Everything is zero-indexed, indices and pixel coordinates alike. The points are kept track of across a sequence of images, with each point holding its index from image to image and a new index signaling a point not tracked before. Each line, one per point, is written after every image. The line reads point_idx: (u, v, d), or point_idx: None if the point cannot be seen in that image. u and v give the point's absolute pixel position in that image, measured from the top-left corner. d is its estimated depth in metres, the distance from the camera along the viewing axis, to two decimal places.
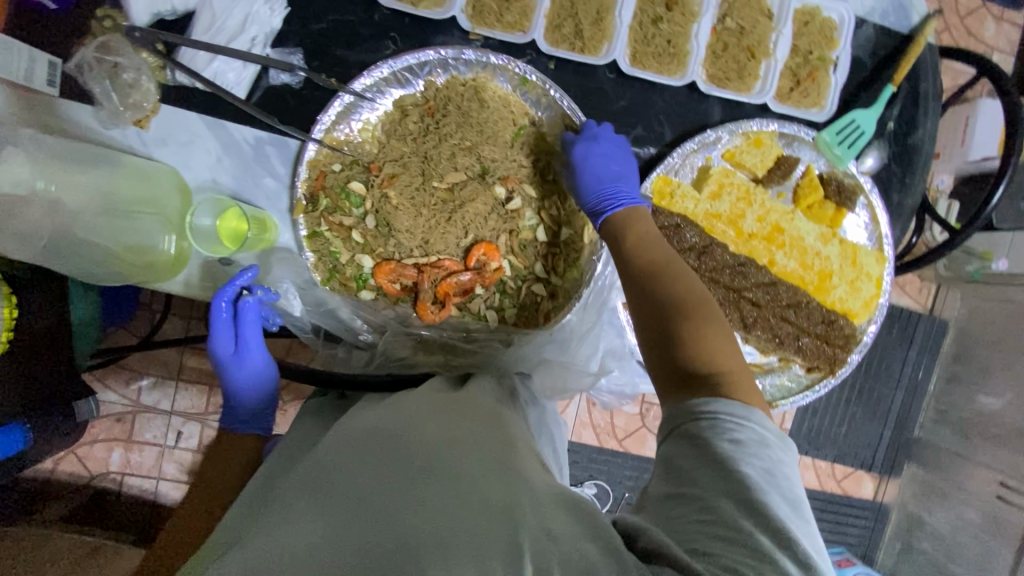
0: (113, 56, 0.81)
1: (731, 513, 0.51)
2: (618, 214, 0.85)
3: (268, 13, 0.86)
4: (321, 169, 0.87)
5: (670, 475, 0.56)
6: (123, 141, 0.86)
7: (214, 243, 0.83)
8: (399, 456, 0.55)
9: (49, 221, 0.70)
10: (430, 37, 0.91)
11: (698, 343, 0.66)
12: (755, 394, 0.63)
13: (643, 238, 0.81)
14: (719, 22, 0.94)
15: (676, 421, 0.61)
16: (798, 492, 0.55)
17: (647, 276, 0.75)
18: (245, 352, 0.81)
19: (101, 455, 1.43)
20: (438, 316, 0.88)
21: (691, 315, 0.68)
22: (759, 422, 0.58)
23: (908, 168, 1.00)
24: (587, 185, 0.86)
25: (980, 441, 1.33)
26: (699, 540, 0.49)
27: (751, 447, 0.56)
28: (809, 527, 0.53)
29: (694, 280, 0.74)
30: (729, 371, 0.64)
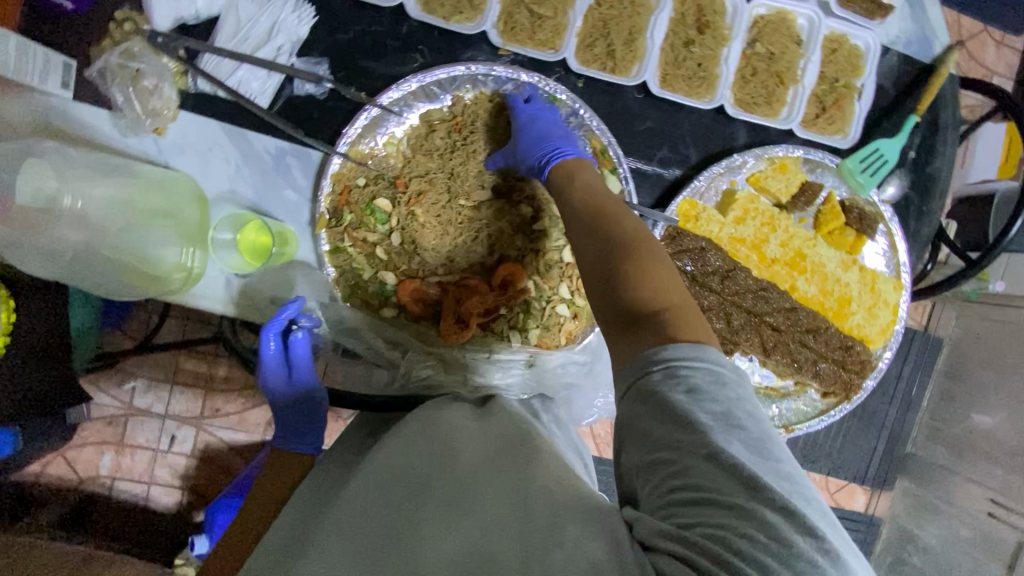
0: (135, 62, 0.79)
1: (700, 472, 0.47)
2: (557, 175, 0.81)
3: (295, 22, 0.84)
4: (345, 184, 0.86)
5: (635, 439, 0.52)
6: (140, 149, 0.84)
7: (236, 258, 0.82)
8: (415, 487, 0.58)
9: (71, 234, 0.68)
10: (459, 51, 0.89)
11: (633, 281, 0.59)
12: (704, 325, 0.56)
13: (586, 191, 0.75)
14: (749, 46, 0.94)
15: (630, 377, 0.54)
16: (767, 429, 0.50)
17: (587, 225, 0.69)
18: (300, 380, 0.82)
19: (90, 458, 1.39)
20: (461, 336, 0.84)
21: (629, 252, 0.62)
22: (712, 359, 0.52)
23: (926, 197, 1.01)
24: (523, 145, 0.83)
25: (972, 459, 1.31)
26: (680, 511, 0.46)
27: (707, 391, 0.50)
28: (784, 463, 0.49)
29: (633, 217, 0.68)
30: (672, 304, 0.57)
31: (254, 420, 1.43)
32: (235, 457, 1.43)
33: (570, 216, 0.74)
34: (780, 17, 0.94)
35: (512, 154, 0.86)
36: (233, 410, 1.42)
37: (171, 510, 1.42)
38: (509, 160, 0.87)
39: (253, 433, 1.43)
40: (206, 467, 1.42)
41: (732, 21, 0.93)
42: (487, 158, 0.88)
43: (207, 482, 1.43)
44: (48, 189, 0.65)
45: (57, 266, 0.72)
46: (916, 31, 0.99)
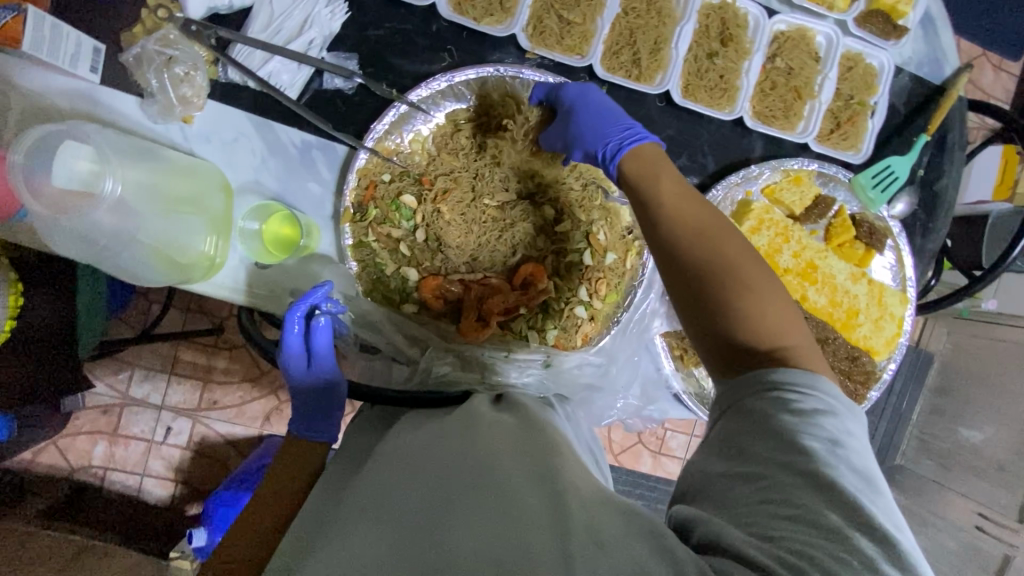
0: (170, 49, 0.80)
1: (794, 488, 0.50)
2: (632, 162, 0.76)
3: (328, 16, 0.85)
4: (371, 179, 0.86)
5: (729, 451, 0.56)
6: (165, 136, 0.83)
7: (258, 247, 0.82)
8: (445, 474, 0.56)
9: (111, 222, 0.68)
10: (487, 53, 0.90)
11: (755, 323, 0.60)
12: (814, 351, 0.61)
13: (678, 192, 0.70)
14: (769, 61, 0.98)
15: (737, 396, 0.60)
16: (872, 466, 0.53)
17: (683, 235, 0.66)
18: (319, 369, 0.79)
19: (84, 448, 1.37)
20: (481, 334, 0.85)
21: (749, 288, 0.61)
22: (823, 392, 0.56)
23: (931, 213, 1.04)
24: (587, 141, 0.80)
25: (959, 472, 1.32)
26: (760, 523, 0.49)
27: (815, 418, 0.54)
28: (883, 498, 0.51)
29: (737, 235, 0.65)
30: (797, 344, 0.60)
31: (253, 413, 1.41)
32: (230, 450, 1.41)
33: (651, 208, 0.70)
34: (800, 34, 0.97)
35: (575, 146, 0.83)
36: (231, 402, 1.40)
37: (162, 502, 1.40)
38: (562, 142, 0.86)
39: (249, 426, 1.41)
40: (200, 460, 1.40)
41: (754, 35, 0.96)
42: (542, 135, 0.89)
43: (202, 476, 1.41)
44: (84, 171, 0.65)
45: (89, 250, 0.72)
46: (928, 53, 1.02)
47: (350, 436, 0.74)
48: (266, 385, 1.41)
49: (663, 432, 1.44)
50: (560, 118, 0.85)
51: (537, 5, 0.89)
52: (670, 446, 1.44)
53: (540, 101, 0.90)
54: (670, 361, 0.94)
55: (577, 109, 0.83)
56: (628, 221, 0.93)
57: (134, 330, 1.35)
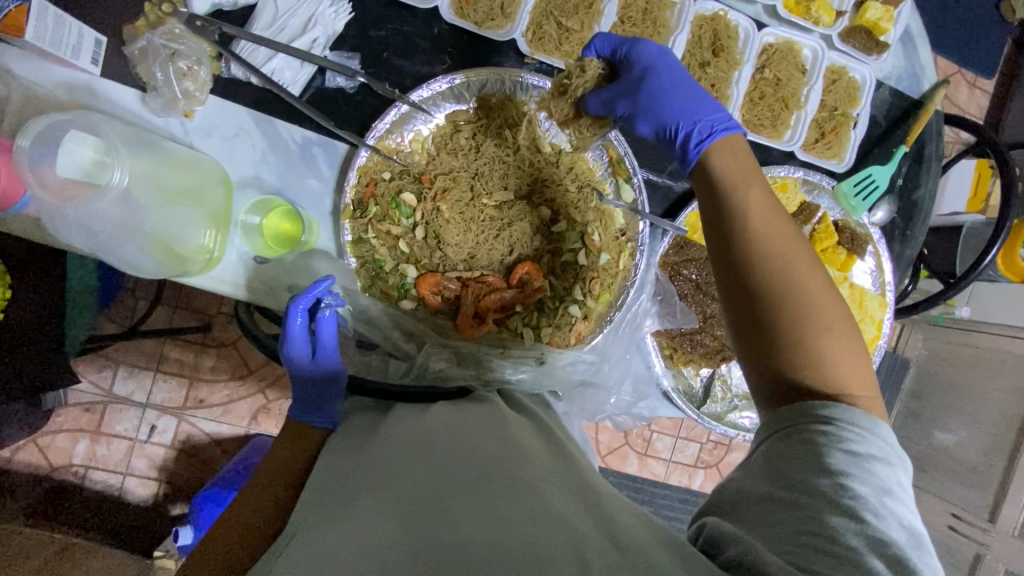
0: (174, 43, 0.80)
1: (839, 526, 0.51)
2: (722, 164, 0.75)
3: (331, 15, 0.86)
4: (371, 176, 0.88)
5: (778, 475, 0.57)
6: (165, 129, 0.84)
7: (258, 241, 0.84)
8: (495, 478, 0.56)
9: (118, 216, 0.69)
10: (487, 57, 0.92)
11: (819, 367, 0.61)
12: (873, 398, 0.62)
13: (764, 209, 0.68)
14: (758, 71, 1.02)
15: (788, 420, 0.60)
16: (915, 525, 0.54)
17: (774, 262, 0.64)
18: (323, 359, 0.80)
19: (64, 446, 1.35)
20: (477, 330, 0.89)
21: (822, 331, 0.62)
22: (879, 441, 0.58)
23: (909, 221, 1.08)
24: (669, 118, 0.83)
25: (934, 473, 1.37)
26: (799, 554, 0.50)
27: (869, 461, 0.56)
28: (927, 556, 0.52)
29: (817, 269, 0.65)
30: (839, 377, 0.61)
31: (240, 412, 1.40)
32: (216, 449, 1.40)
33: (733, 219, 0.68)
34: (788, 46, 1.01)
35: (648, 117, 0.83)
36: (218, 401, 1.39)
37: (145, 502, 1.37)
38: (624, 106, 0.82)
39: (237, 425, 1.40)
40: (185, 460, 1.39)
41: (744, 46, 0.99)
42: (587, 95, 0.84)
43: (186, 475, 1.39)
44: (88, 161, 0.66)
45: (89, 240, 0.72)
46: (908, 68, 1.06)
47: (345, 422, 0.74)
48: (253, 383, 1.40)
49: (649, 435, 1.47)
50: (628, 82, 0.82)
51: (537, 12, 0.92)
52: (656, 448, 1.47)
53: (601, 53, 0.87)
54: (660, 361, 0.97)
55: (653, 78, 0.82)
56: (622, 223, 0.94)
57: (120, 327, 1.34)
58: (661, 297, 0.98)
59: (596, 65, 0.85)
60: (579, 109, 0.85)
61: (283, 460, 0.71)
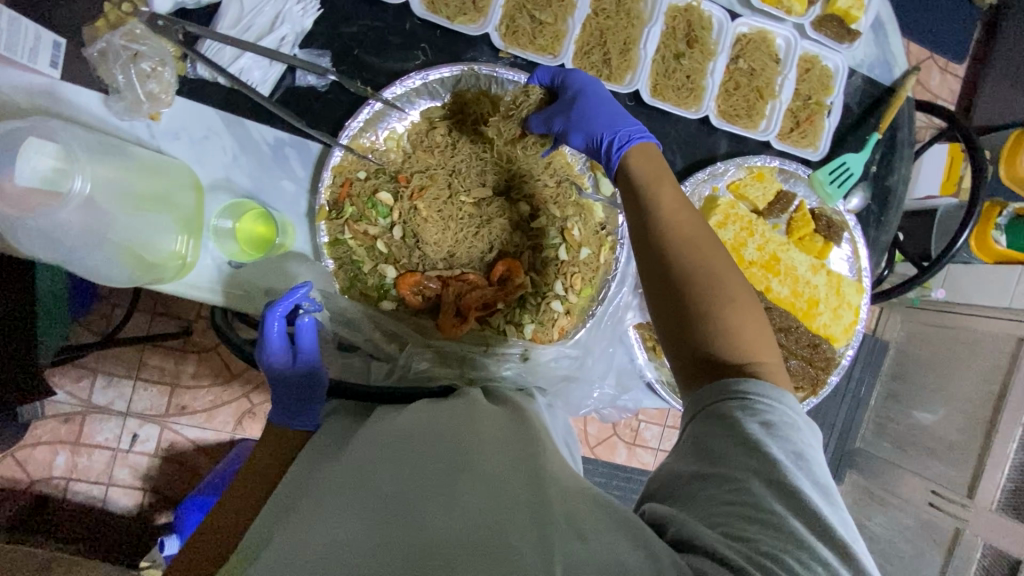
0: (136, 44, 0.77)
1: (764, 497, 0.53)
2: (638, 161, 0.80)
3: (300, 13, 0.84)
4: (347, 176, 0.87)
5: (700, 454, 0.58)
6: (132, 133, 0.81)
7: (232, 247, 0.82)
8: (424, 463, 0.57)
9: (79, 224, 0.67)
10: (460, 52, 0.91)
11: (729, 342, 0.63)
12: (779, 368, 0.64)
13: (674, 203, 0.73)
14: (732, 62, 1.02)
15: (706, 399, 0.61)
16: (828, 481, 0.57)
17: (677, 244, 0.69)
18: (304, 364, 0.79)
19: (43, 459, 1.32)
20: (459, 329, 0.87)
21: (727, 302, 0.64)
22: (788, 405, 0.59)
23: (884, 207, 1.10)
24: (598, 129, 0.83)
25: (914, 452, 1.40)
26: (731, 524, 0.51)
27: (782, 428, 0.57)
28: (841, 510, 0.55)
29: (724, 251, 0.69)
30: (760, 360, 0.63)
31: (224, 418, 1.38)
32: (200, 455, 1.37)
33: (648, 212, 0.73)
34: (761, 36, 1.02)
35: (579, 130, 0.85)
36: (200, 407, 1.37)
37: (130, 512, 1.35)
38: (559, 124, 0.88)
39: (221, 431, 1.38)
40: (170, 467, 1.36)
41: (718, 37, 0.99)
42: (531, 116, 0.91)
43: (171, 483, 1.37)
44: (49, 169, 0.64)
45: (51, 250, 0.69)
46: (879, 56, 1.08)
47: (328, 423, 0.74)
48: (237, 388, 1.38)
49: (637, 425, 1.48)
50: (563, 102, 0.87)
51: (510, 5, 0.91)
52: (644, 437, 1.48)
53: (544, 83, 0.91)
54: (643, 353, 0.98)
55: (586, 96, 0.86)
56: (601, 217, 0.95)
57: (99, 336, 1.31)
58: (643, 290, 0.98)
59: (537, 91, 0.90)
60: (524, 129, 0.92)
61: (264, 464, 0.70)
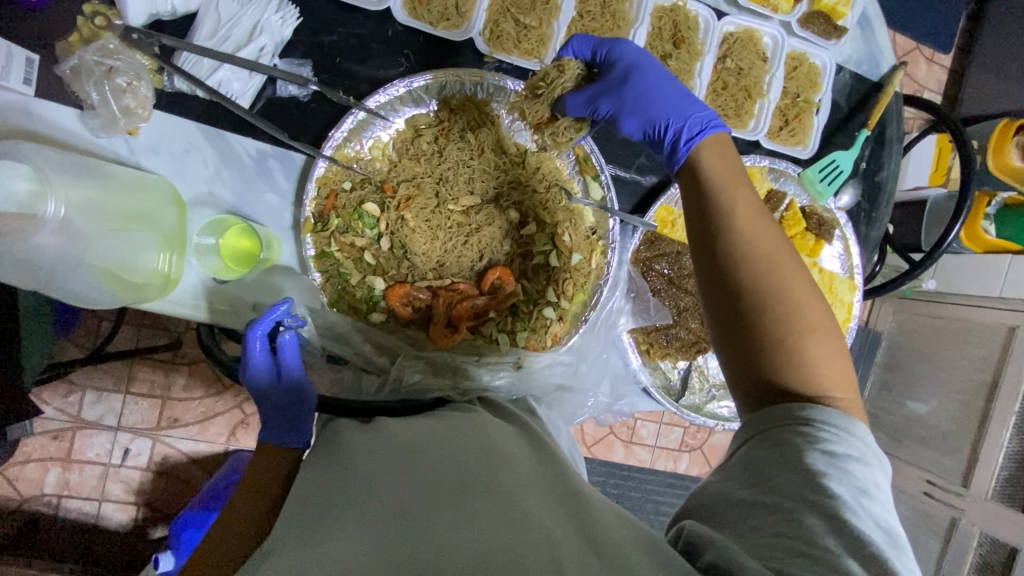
0: (110, 59, 0.75)
1: (817, 529, 0.51)
2: (711, 162, 0.75)
3: (279, 22, 0.82)
4: (331, 188, 0.85)
5: (754, 479, 0.57)
6: (110, 150, 0.80)
7: (216, 264, 0.80)
8: (460, 493, 0.54)
9: (57, 246, 0.65)
10: (445, 58, 0.90)
11: (803, 371, 0.61)
12: (852, 400, 0.63)
13: (750, 211, 0.68)
14: (720, 61, 1.01)
15: (765, 424, 0.61)
16: (892, 522, 0.54)
17: (755, 257, 0.65)
18: (289, 380, 0.78)
19: (34, 476, 1.29)
20: (451, 340, 0.87)
21: (803, 328, 0.62)
22: (855, 439, 0.58)
23: (874, 203, 1.10)
24: (667, 119, 0.82)
25: (908, 443, 1.40)
26: (775, 556, 0.49)
27: (846, 462, 0.56)
28: (908, 556, 0.51)
29: (799, 267, 0.66)
30: (833, 390, 0.62)
31: (217, 429, 1.36)
32: (195, 468, 1.36)
33: (716, 220, 0.69)
34: (748, 35, 1.01)
35: (635, 115, 0.83)
36: (193, 419, 1.35)
37: (124, 527, 1.34)
38: (609, 104, 0.82)
39: (215, 442, 1.36)
40: (163, 481, 1.35)
41: (704, 36, 0.98)
42: (567, 95, 0.84)
43: (165, 497, 1.35)
44: (22, 191, 0.62)
45: (29, 275, 0.67)
46: (866, 51, 1.07)
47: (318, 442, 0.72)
48: (229, 398, 1.36)
49: (633, 423, 1.47)
50: (612, 81, 0.81)
51: (493, 9, 0.89)
52: (641, 435, 1.47)
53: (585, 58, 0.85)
54: (636, 357, 0.97)
55: (639, 75, 0.81)
56: (591, 221, 0.94)
57: (85, 351, 1.28)
58: (635, 294, 0.98)
59: (575, 65, 0.85)
60: (558, 111, 0.86)
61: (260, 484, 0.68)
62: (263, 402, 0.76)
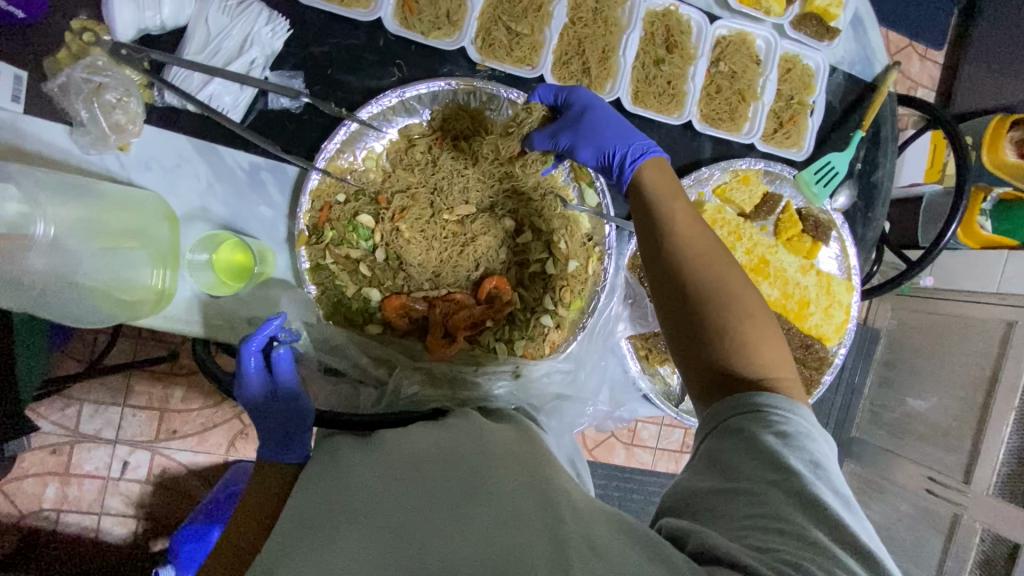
0: (98, 75, 0.74)
1: (784, 507, 0.52)
2: (651, 177, 0.79)
3: (269, 34, 0.82)
4: (325, 200, 0.85)
5: (715, 468, 0.58)
6: (102, 166, 0.79)
7: (211, 279, 0.80)
8: (447, 485, 0.56)
9: (49, 267, 0.65)
10: (436, 67, 0.89)
11: (750, 361, 0.62)
12: (795, 383, 0.64)
13: (687, 217, 0.72)
14: (713, 65, 1.00)
15: (718, 416, 0.62)
16: (844, 489, 0.56)
17: (691, 259, 0.68)
18: (286, 394, 0.77)
19: (33, 491, 1.29)
20: (450, 351, 0.86)
21: (744, 318, 0.64)
22: (802, 415, 0.59)
23: (870, 204, 1.09)
24: (613, 146, 0.84)
25: (909, 440, 1.40)
26: (753, 536, 0.50)
27: (800, 440, 0.57)
28: (863, 520, 0.54)
29: (735, 266, 0.68)
30: (778, 376, 0.63)
31: (216, 440, 1.35)
32: (194, 479, 1.35)
33: (661, 224, 0.72)
34: (741, 38, 1.00)
35: (590, 145, 0.85)
36: (191, 431, 1.34)
37: (124, 540, 1.33)
38: (566, 139, 0.86)
39: (214, 453, 1.36)
40: (163, 493, 1.34)
41: (697, 41, 0.98)
42: (532, 133, 0.90)
43: (165, 509, 1.34)
44: (13, 213, 0.61)
45: (22, 298, 0.67)
46: (859, 52, 1.07)
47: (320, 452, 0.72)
48: (228, 409, 1.36)
49: (634, 424, 1.47)
50: (568, 118, 0.86)
51: (484, 18, 0.89)
52: (642, 437, 1.47)
53: (546, 101, 0.90)
54: (635, 363, 0.97)
55: (593, 113, 0.86)
56: (587, 227, 0.93)
57: (82, 364, 1.27)
58: (632, 300, 0.98)
59: (542, 108, 0.89)
60: (524, 147, 0.91)
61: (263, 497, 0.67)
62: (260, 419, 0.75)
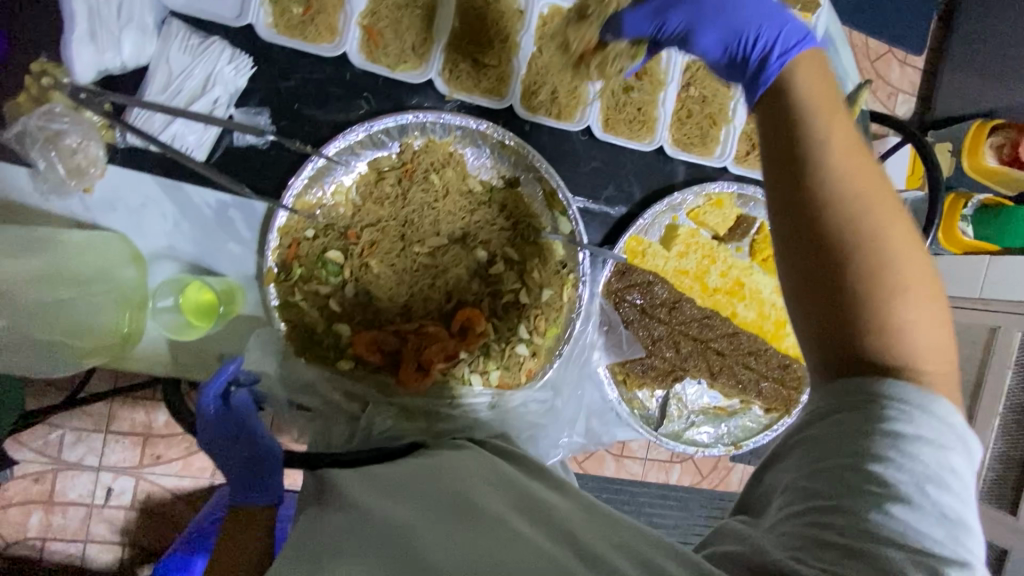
0: (54, 123, 0.72)
1: (866, 520, 0.46)
2: (805, 76, 0.63)
3: (232, 72, 0.81)
4: (294, 237, 0.84)
5: (805, 460, 0.52)
6: (67, 209, 0.79)
7: (178, 322, 0.79)
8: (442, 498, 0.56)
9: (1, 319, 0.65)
10: (404, 99, 0.89)
11: (892, 340, 0.51)
12: (949, 373, 0.52)
13: (845, 139, 0.56)
14: (683, 89, 1.00)
15: (837, 396, 0.53)
16: (959, 514, 0.47)
17: (845, 193, 0.53)
18: (252, 440, 0.76)
19: (17, 520, 1.27)
20: (422, 385, 0.85)
21: (899, 287, 0.51)
22: (934, 416, 0.49)
23: None
24: (753, 30, 0.70)
25: None
26: (809, 543, 0.47)
27: (913, 446, 0.48)
28: (967, 549, 0.46)
29: (899, 210, 0.54)
30: (927, 366, 0.51)
31: (200, 464, 1.33)
32: (179, 504, 1.33)
33: (803, 145, 0.56)
34: None
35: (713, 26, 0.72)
36: (175, 455, 1.31)
37: (112, 566, 1.31)
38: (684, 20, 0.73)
39: (199, 478, 1.33)
40: (148, 519, 1.32)
41: (667, 65, 0.98)
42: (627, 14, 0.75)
43: (152, 534, 1.33)
44: None
45: None
46: None
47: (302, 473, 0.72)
48: None
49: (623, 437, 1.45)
50: None
51: (451, 49, 0.88)
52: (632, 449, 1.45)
53: None
54: (613, 389, 0.96)
55: None
56: (562, 254, 0.93)
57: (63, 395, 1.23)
58: (608, 327, 0.99)
59: None
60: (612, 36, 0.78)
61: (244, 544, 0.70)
62: (228, 462, 0.76)
